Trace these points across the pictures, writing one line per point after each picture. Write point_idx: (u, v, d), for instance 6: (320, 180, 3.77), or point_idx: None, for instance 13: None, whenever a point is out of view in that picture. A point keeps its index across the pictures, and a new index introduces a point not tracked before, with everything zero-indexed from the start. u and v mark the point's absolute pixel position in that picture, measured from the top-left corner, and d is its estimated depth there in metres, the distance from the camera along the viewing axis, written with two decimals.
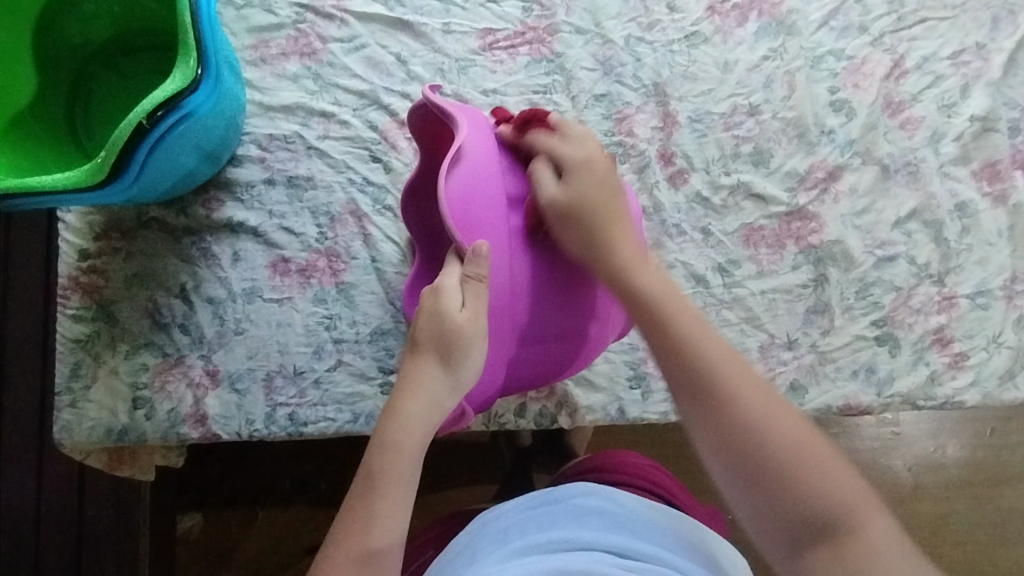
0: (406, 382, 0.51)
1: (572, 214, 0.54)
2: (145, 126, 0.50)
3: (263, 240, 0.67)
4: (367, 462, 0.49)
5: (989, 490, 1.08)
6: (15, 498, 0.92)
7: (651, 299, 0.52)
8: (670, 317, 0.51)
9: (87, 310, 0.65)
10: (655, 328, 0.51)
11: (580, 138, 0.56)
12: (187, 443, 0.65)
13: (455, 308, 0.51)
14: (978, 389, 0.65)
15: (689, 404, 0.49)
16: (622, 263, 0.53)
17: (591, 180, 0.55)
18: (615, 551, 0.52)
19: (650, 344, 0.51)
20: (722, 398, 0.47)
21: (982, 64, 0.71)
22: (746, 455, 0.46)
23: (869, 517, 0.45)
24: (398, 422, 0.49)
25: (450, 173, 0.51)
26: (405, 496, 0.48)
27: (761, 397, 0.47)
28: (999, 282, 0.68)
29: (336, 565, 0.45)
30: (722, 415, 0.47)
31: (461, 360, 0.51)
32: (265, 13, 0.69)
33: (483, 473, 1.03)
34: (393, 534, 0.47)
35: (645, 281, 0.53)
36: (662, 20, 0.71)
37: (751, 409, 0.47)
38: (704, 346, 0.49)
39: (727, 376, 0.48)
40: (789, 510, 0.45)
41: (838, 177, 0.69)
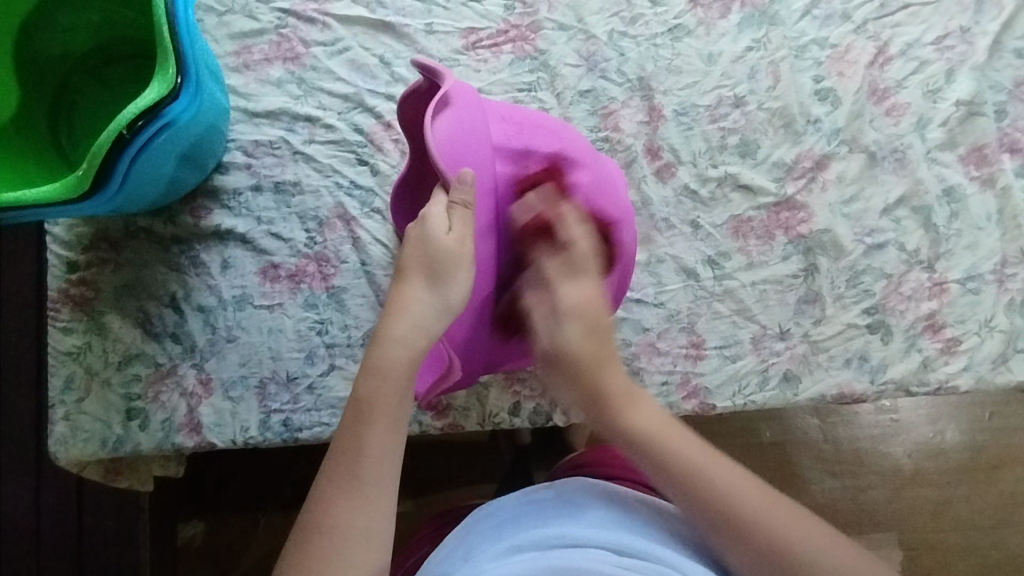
0: (392, 309, 0.52)
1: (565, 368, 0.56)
2: (126, 136, 0.50)
3: (252, 247, 0.67)
4: (356, 390, 0.50)
5: (990, 474, 1.08)
6: (14, 511, 0.92)
7: (658, 440, 0.53)
8: (679, 452, 0.52)
9: (78, 322, 0.65)
10: (662, 463, 0.52)
11: (581, 261, 0.55)
12: (182, 452, 0.65)
13: (443, 232, 0.50)
14: (971, 374, 0.65)
15: (723, 541, 0.49)
16: (617, 407, 0.55)
17: (585, 331, 0.55)
18: (612, 548, 0.52)
19: (664, 484, 0.52)
20: (754, 527, 0.49)
21: (966, 48, 0.71)
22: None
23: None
24: (383, 345, 0.51)
25: (435, 118, 0.49)
26: (393, 426, 0.49)
27: (785, 510, 0.50)
28: (990, 266, 0.68)
29: (328, 496, 0.46)
30: (760, 546, 0.48)
31: (448, 281, 0.51)
32: (246, 19, 0.69)
33: (483, 471, 1.02)
34: (382, 463, 0.48)
35: (641, 422, 0.54)
36: (645, 14, 0.71)
37: (776, 530, 0.49)
38: (723, 474, 0.51)
39: (706, 468, 0.51)
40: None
41: (826, 165, 0.69)
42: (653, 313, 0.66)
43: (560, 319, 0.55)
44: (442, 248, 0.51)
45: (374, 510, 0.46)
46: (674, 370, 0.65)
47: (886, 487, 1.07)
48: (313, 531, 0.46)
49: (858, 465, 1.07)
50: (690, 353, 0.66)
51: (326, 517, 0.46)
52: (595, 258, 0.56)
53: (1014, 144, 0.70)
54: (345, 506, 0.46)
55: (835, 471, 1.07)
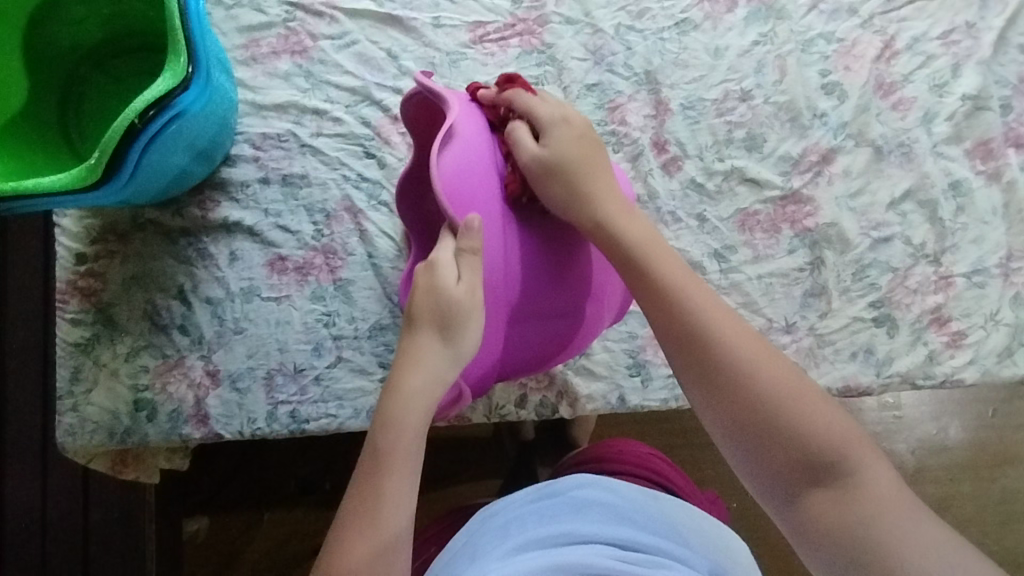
0: (406, 361, 0.52)
1: (563, 174, 0.55)
2: (137, 126, 0.51)
3: (260, 239, 0.67)
4: (372, 440, 0.50)
5: (993, 470, 1.08)
6: (20, 504, 0.92)
7: (640, 257, 0.54)
8: (659, 270, 0.53)
9: (86, 314, 0.65)
10: (643, 285, 0.53)
11: (544, 99, 0.58)
12: (189, 443, 0.65)
13: (453, 281, 0.52)
14: (977, 367, 0.65)
15: (684, 353, 0.50)
16: (607, 216, 0.55)
17: (569, 135, 0.57)
18: (616, 543, 0.52)
19: (638, 295, 0.53)
20: (715, 345, 0.49)
21: (972, 43, 0.71)
22: (744, 396, 0.48)
23: (858, 459, 0.46)
24: (399, 399, 0.51)
25: (442, 152, 0.53)
26: (410, 474, 0.49)
27: (754, 345, 0.49)
28: (995, 260, 0.68)
29: (348, 544, 0.47)
30: (713, 366, 0.49)
31: (460, 335, 0.52)
32: (254, 12, 0.70)
33: (487, 467, 1.03)
34: (401, 510, 0.48)
35: (628, 234, 0.55)
36: (652, 9, 0.71)
37: (744, 356, 0.49)
38: (699, 300, 0.51)
39: (687, 296, 0.51)
40: (776, 453, 0.47)
41: (832, 159, 0.70)
42: None
43: (545, 128, 0.56)
44: (452, 298, 0.52)
45: (392, 555, 0.47)
46: None
47: None
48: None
49: None
50: None
51: (346, 563, 0.46)
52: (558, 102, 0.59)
53: (1019, 139, 0.71)
54: (365, 553, 0.46)
55: None
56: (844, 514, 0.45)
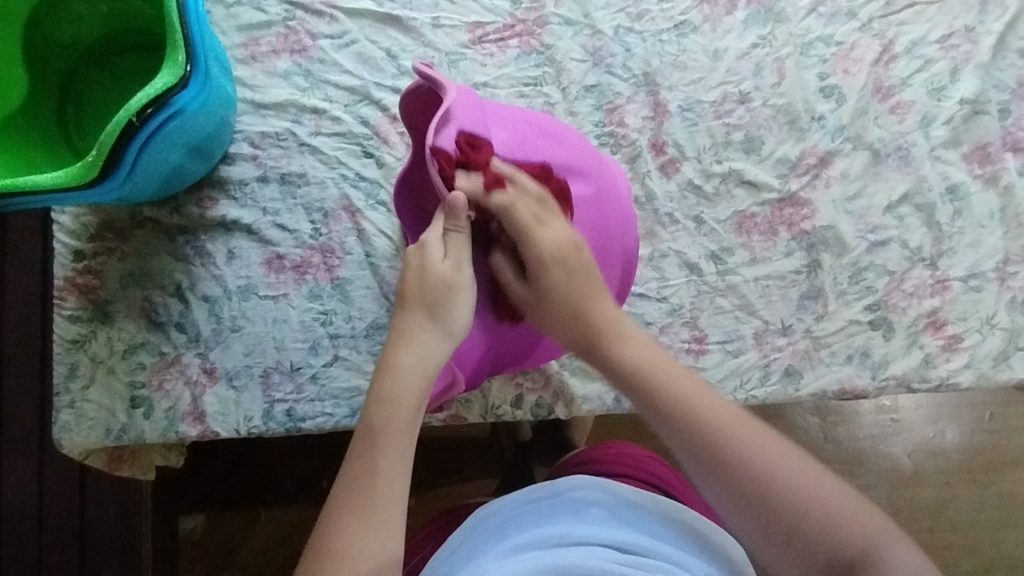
0: (398, 339, 0.53)
1: (551, 311, 0.55)
2: (135, 124, 0.51)
3: (258, 238, 0.67)
4: (366, 417, 0.50)
5: (990, 475, 1.08)
6: (18, 500, 0.92)
7: (642, 366, 0.52)
8: (661, 379, 0.52)
9: (83, 311, 0.65)
10: (648, 395, 0.52)
11: (527, 221, 0.54)
12: (186, 441, 0.65)
13: (438, 259, 0.53)
14: (972, 371, 0.65)
15: (702, 470, 0.49)
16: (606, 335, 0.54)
17: (561, 271, 0.54)
18: (613, 546, 0.52)
19: (646, 411, 0.52)
20: (731, 464, 0.48)
21: (970, 47, 0.71)
22: (769, 503, 0.47)
23: (890, 550, 0.45)
24: (391, 375, 0.51)
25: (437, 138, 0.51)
26: (404, 451, 0.49)
27: (762, 445, 0.48)
28: (992, 264, 0.68)
29: (341, 524, 0.46)
30: (729, 470, 0.48)
31: (449, 311, 0.53)
32: (254, 11, 0.70)
33: (484, 466, 1.03)
34: (394, 486, 0.48)
35: (627, 343, 0.54)
36: (651, 10, 0.71)
37: (759, 456, 0.48)
38: (704, 403, 0.50)
39: (692, 398, 0.50)
40: (813, 562, 0.46)
41: (830, 162, 0.70)
42: (656, 308, 0.66)
43: (534, 265, 0.54)
44: (439, 275, 0.53)
45: (383, 534, 0.46)
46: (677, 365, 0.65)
47: (887, 487, 1.07)
48: (325, 554, 0.45)
49: (858, 464, 1.07)
50: (692, 348, 0.66)
51: (338, 543, 0.46)
52: (547, 203, 0.55)
53: (1017, 143, 0.71)
54: (358, 532, 0.46)
55: (835, 470, 1.07)
56: None
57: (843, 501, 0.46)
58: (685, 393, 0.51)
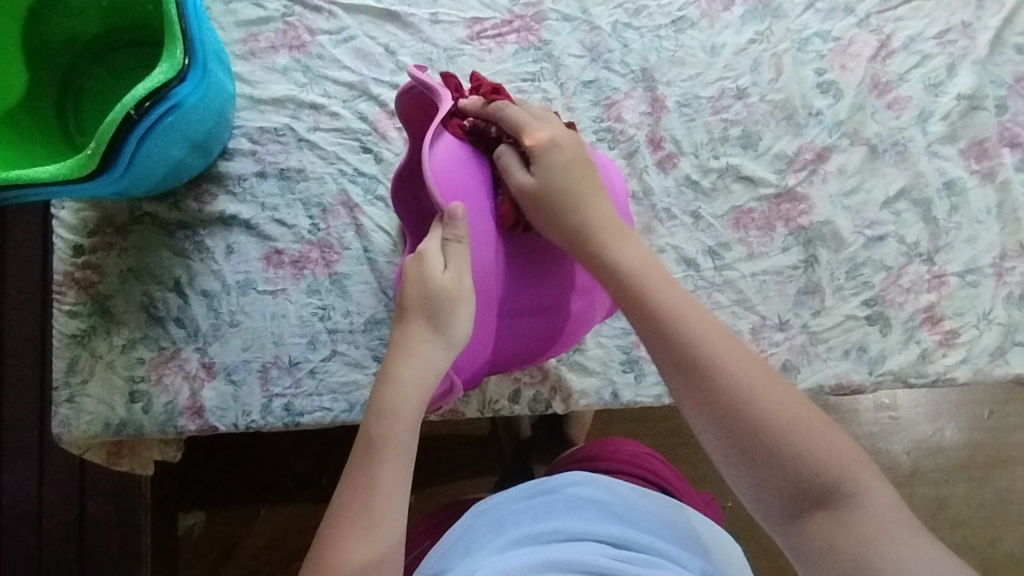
0: (399, 350, 0.53)
1: (550, 206, 0.55)
2: (133, 117, 0.51)
3: (256, 233, 0.67)
4: (365, 429, 0.50)
5: (988, 472, 1.08)
6: (18, 496, 0.93)
7: (636, 281, 0.53)
8: (654, 294, 0.52)
9: (83, 306, 0.66)
10: (636, 303, 0.52)
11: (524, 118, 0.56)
12: (184, 436, 0.65)
13: (439, 270, 0.53)
14: (969, 366, 0.66)
15: (679, 375, 0.49)
16: (602, 250, 0.54)
17: (560, 163, 0.56)
18: (609, 541, 0.52)
19: (632, 317, 0.52)
20: (715, 375, 0.48)
21: (968, 43, 0.72)
22: (742, 415, 0.47)
23: (858, 481, 0.45)
24: (392, 388, 0.51)
25: (432, 148, 0.54)
26: (404, 459, 0.49)
27: (747, 362, 0.49)
28: (989, 259, 0.68)
29: (341, 535, 0.47)
30: (707, 379, 0.48)
31: (450, 322, 0.53)
32: (253, 7, 0.70)
33: (483, 463, 1.03)
34: (394, 495, 0.48)
35: (622, 259, 0.54)
36: (649, 6, 0.71)
37: (738, 372, 0.48)
38: (690, 317, 0.51)
39: (681, 311, 0.51)
40: (782, 483, 0.46)
41: (827, 158, 0.70)
42: None
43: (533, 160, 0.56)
44: (438, 286, 0.53)
45: (383, 541, 0.47)
46: None
47: None
48: (325, 563, 0.46)
49: None
50: None
51: (340, 553, 0.46)
52: (547, 119, 0.58)
53: (1014, 139, 0.71)
54: (358, 541, 0.46)
55: None
56: (847, 540, 0.44)
57: (820, 427, 0.47)
58: (672, 306, 0.51)
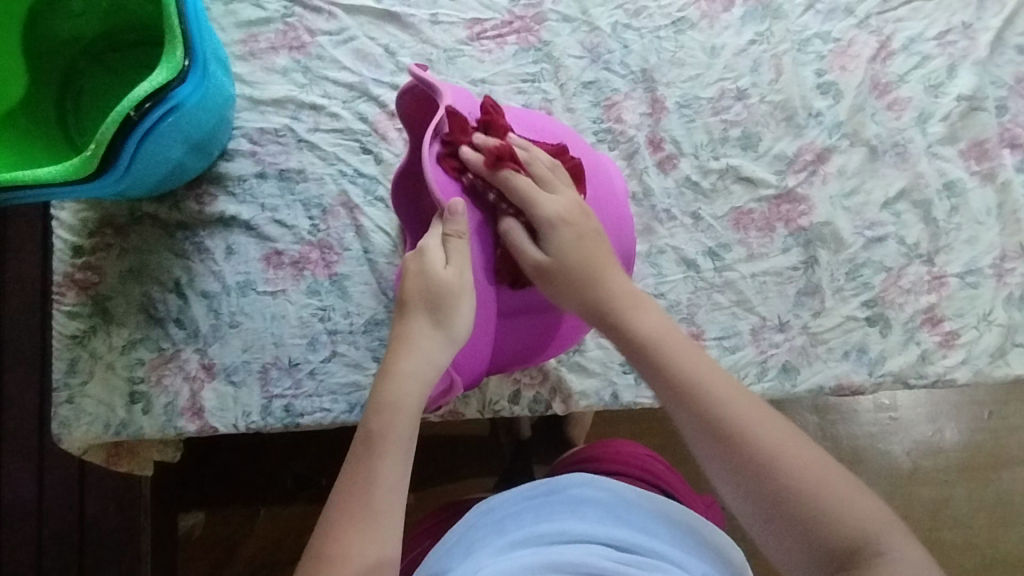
0: (400, 346, 0.53)
1: (561, 280, 0.54)
2: (133, 118, 0.51)
3: (256, 234, 0.67)
4: (365, 425, 0.50)
5: (988, 473, 1.08)
6: (18, 496, 0.93)
7: (656, 342, 0.53)
8: (674, 356, 0.52)
9: (83, 307, 0.66)
10: (659, 369, 0.52)
11: (530, 189, 0.54)
12: (184, 436, 0.65)
13: (440, 265, 0.53)
14: (969, 367, 0.66)
15: (707, 444, 0.49)
16: (619, 313, 0.54)
17: (571, 236, 0.55)
18: (611, 544, 0.52)
19: (655, 384, 0.52)
20: (738, 437, 0.48)
21: (968, 44, 0.72)
22: (771, 482, 0.47)
23: (888, 540, 0.45)
24: (392, 383, 0.51)
25: (434, 144, 0.53)
26: (403, 456, 0.49)
27: (769, 424, 0.48)
28: (989, 260, 0.68)
29: (339, 530, 0.46)
30: (734, 448, 0.48)
31: (451, 317, 0.53)
32: (253, 8, 0.70)
33: (483, 463, 1.03)
34: (394, 491, 0.48)
35: (641, 324, 0.54)
36: (648, 7, 0.71)
37: (764, 437, 0.48)
38: (713, 383, 0.50)
39: (702, 376, 0.50)
40: (811, 544, 0.46)
41: (827, 158, 0.70)
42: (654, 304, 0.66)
43: (543, 227, 0.54)
44: (440, 281, 0.53)
45: (383, 537, 0.46)
46: None
47: (886, 485, 1.07)
48: (324, 559, 0.45)
49: (856, 462, 1.07)
50: None
51: (338, 547, 0.46)
52: (558, 173, 0.56)
53: (1014, 140, 0.71)
54: (357, 536, 0.46)
55: None
56: None
57: (843, 488, 0.46)
58: (695, 371, 0.51)
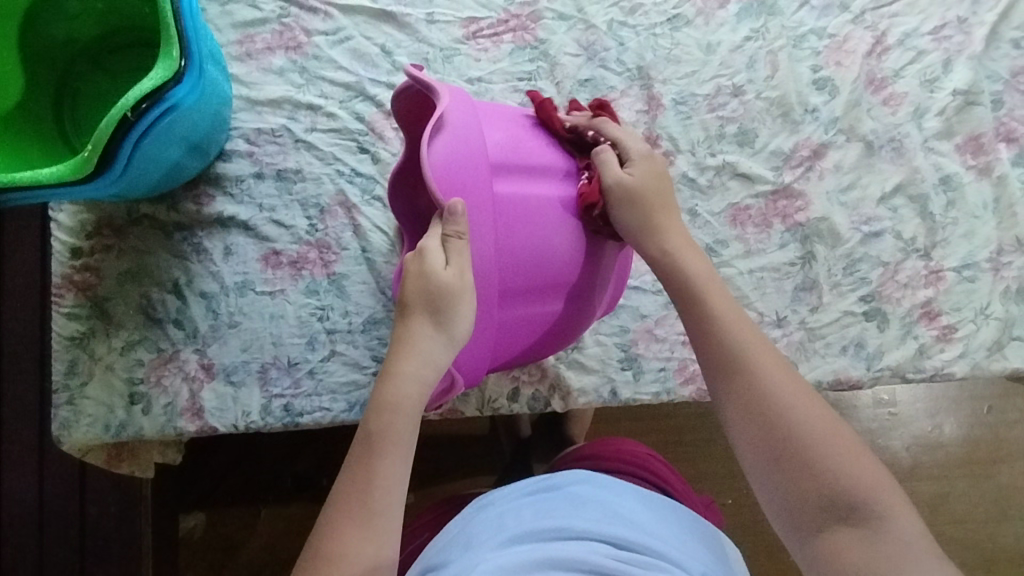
0: (400, 346, 0.52)
1: (637, 204, 0.55)
2: (130, 119, 0.51)
3: (254, 234, 0.67)
4: (365, 425, 0.50)
5: (987, 467, 1.08)
6: (19, 498, 0.93)
7: (695, 290, 0.53)
8: (710, 303, 0.53)
9: (82, 308, 0.66)
10: (693, 309, 0.53)
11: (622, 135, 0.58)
12: (184, 437, 0.65)
13: (441, 268, 0.51)
14: (967, 361, 0.66)
15: (723, 377, 0.50)
16: (665, 253, 0.55)
17: (650, 173, 0.57)
18: (611, 542, 0.51)
19: (687, 321, 0.53)
20: (752, 379, 0.49)
21: (963, 38, 0.72)
22: (776, 420, 0.47)
23: (884, 503, 0.44)
24: (391, 383, 0.51)
25: (433, 144, 0.49)
26: (402, 459, 0.49)
27: (793, 380, 0.49)
28: (986, 254, 0.68)
29: (338, 529, 0.46)
30: (747, 382, 0.49)
31: (452, 320, 0.52)
32: (249, 8, 0.70)
33: (483, 462, 1.03)
34: (392, 494, 0.48)
35: (682, 269, 0.55)
36: (644, 4, 0.71)
37: (778, 379, 0.48)
38: (736, 329, 0.51)
39: (729, 322, 0.52)
40: (803, 488, 0.45)
41: (823, 154, 0.70)
42: (652, 300, 0.68)
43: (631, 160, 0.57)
44: (442, 282, 0.51)
45: (381, 538, 0.46)
46: (672, 356, 0.67)
47: None
48: (322, 558, 0.45)
49: None
50: None
51: (337, 546, 0.46)
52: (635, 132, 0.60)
53: (1010, 134, 0.71)
54: (356, 537, 0.46)
55: None
56: (870, 560, 0.43)
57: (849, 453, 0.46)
58: (723, 316, 0.52)
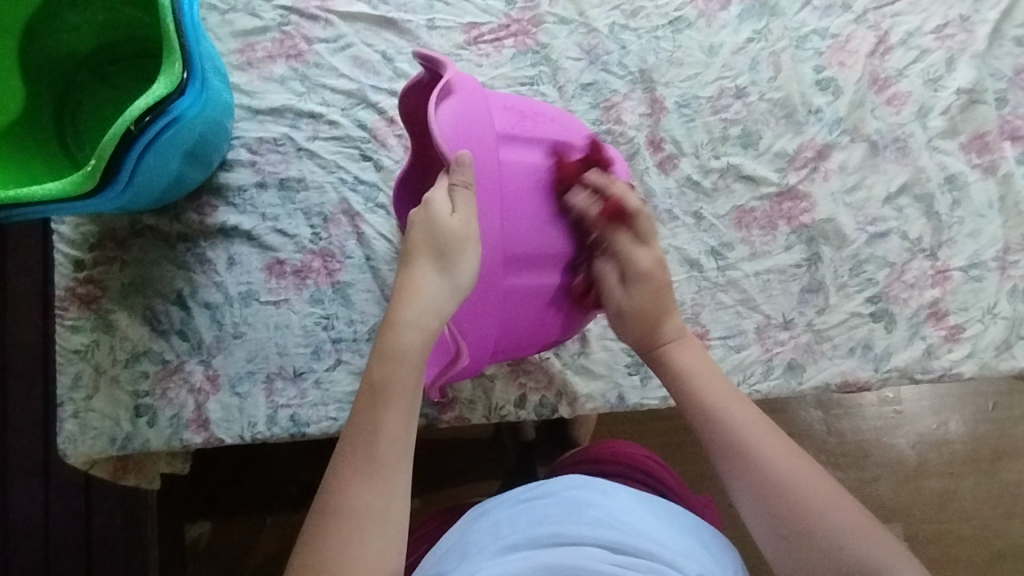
0: (404, 292, 0.50)
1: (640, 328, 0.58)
2: (134, 132, 0.51)
3: (257, 243, 0.67)
4: (369, 373, 0.49)
5: (994, 464, 1.08)
6: (25, 511, 0.93)
7: (690, 380, 0.56)
8: (705, 392, 0.55)
9: (85, 321, 0.65)
10: (692, 399, 0.55)
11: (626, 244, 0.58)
12: (190, 449, 0.65)
13: (447, 213, 0.50)
14: (975, 361, 0.65)
15: (726, 466, 0.51)
16: (661, 350, 0.58)
17: (648, 288, 0.58)
18: (609, 546, 0.51)
19: (688, 413, 0.55)
20: (763, 467, 0.49)
21: (966, 37, 0.71)
22: (787, 502, 0.48)
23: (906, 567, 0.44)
24: (395, 331, 0.49)
25: (440, 105, 0.50)
26: (407, 408, 0.48)
27: (798, 460, 0.49)
28: (992, 253, 0.68)
29: (344, 481, 0.46)
30: (751, 467, 0.50)
31: (457, 263, 0.50)
32: (249, 17, 0.70)
33: (489, 467, 1.03)
34: (397, 447, 0.47)
35: (681, 362, 0.57)
36: (645, 7, 0.71)
37: (778, 460, 0.49)
38: (735, 412, 0.53)
39: (726, 406, 0.53)
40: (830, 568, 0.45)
41: (827, 155, 0.70)
42: None
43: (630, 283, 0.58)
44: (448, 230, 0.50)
45: (389, 491, 0.46)
46: None
47: (891, 479, 1.07)
48: (330, 513, 0.45)
49: (861, 456, 1.07)
50: None
51: (345, 499, 0.45)
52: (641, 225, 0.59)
53: (1015, 132, 0.71)
54: (361, 488, 0.45)
55: (838, 462, 1.07)
56: None
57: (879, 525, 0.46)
58: (722, 402, 0.53)
